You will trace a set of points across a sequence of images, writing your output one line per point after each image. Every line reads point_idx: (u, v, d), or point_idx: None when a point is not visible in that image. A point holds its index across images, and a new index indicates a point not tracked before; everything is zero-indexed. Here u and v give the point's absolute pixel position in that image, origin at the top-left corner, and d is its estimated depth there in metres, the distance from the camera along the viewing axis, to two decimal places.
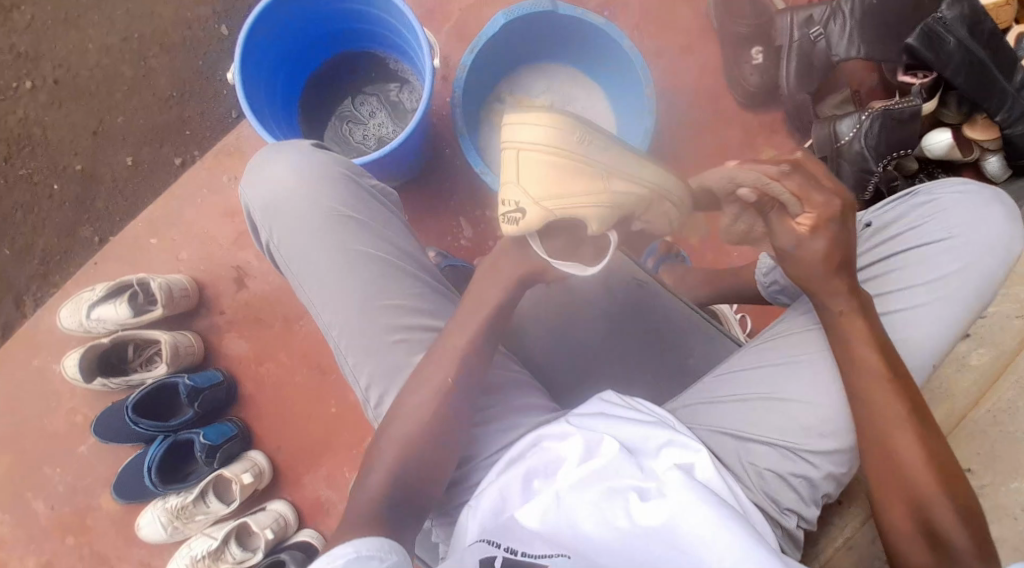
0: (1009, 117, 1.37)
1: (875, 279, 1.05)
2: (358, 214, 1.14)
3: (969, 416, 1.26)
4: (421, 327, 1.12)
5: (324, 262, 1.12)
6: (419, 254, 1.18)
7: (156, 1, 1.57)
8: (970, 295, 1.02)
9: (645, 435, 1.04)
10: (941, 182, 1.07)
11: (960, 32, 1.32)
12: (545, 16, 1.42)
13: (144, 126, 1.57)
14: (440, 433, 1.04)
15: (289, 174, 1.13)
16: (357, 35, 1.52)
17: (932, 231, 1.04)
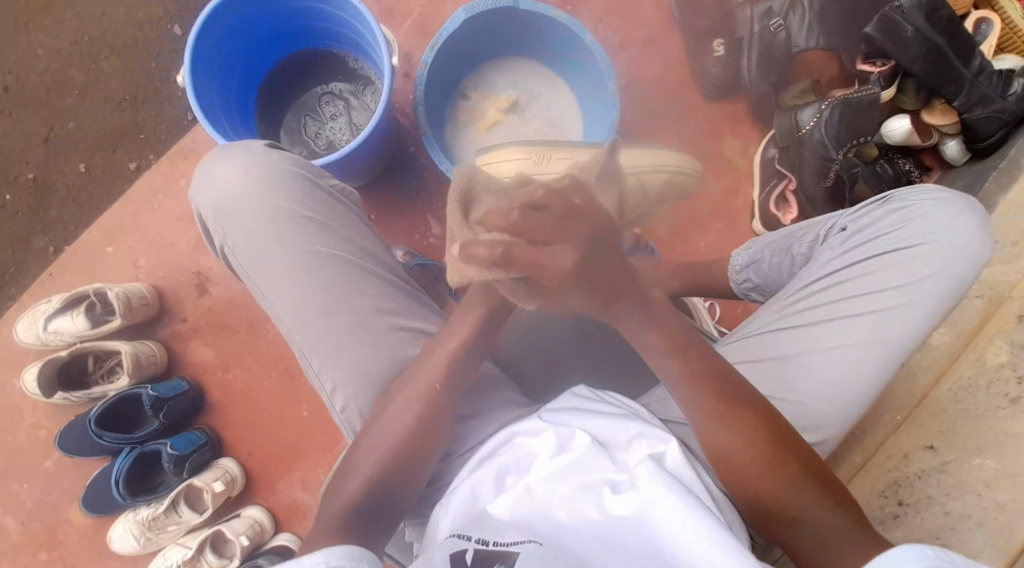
0: (966, 102, 1.38)
1: (844, 281, 1.08)
2: (313, 213, 1.12)
3: (931, 396, 1.30)
4: (388, 327, 1.11)
5: (280, 266, 1.10)
6: (380, 253, 1.16)
7: (106, 2, 1.53)
8: (939, 298, 1.05)
9: (615, 427, 1.04)
10: (914, 188, 1.10)
11: (917, 20, 1.34)
12: (506, 12, 1.41)
13: (98, 131, 1.53)
14: (419, 439, 1.04)
15: (239, 174, 1.11)
16: (315, 33, 1.49)
17: (904, 237, 1.08)
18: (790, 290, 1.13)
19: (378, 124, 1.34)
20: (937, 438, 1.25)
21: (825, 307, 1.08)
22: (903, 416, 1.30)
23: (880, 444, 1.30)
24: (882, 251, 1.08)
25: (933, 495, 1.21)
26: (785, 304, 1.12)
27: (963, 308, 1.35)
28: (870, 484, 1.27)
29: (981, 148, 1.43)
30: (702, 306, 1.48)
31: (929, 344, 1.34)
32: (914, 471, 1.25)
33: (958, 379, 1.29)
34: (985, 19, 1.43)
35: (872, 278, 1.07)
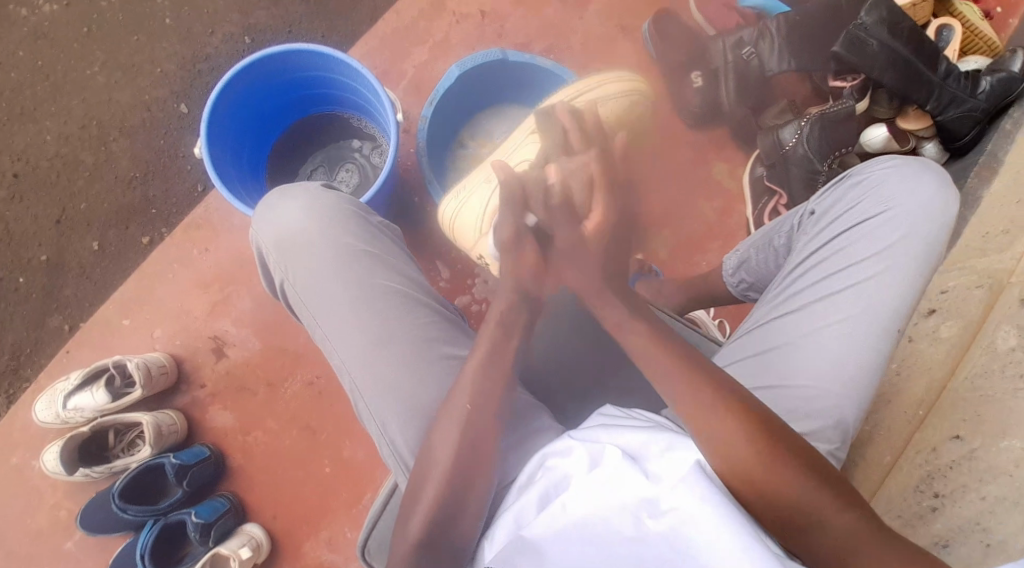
0: (939, 105, 1.47)
1: (826, 261, 1.12)
2: (371, 248, 1.17)
3: (950, 387, 1.32)
4: (440, 359, 1.12)
5: (338, 298, 1.13)
6: (429, 288, 1.20)
7: (113, 86, 1.61)
8: (916, 259, 1.09)
9: (646, 442, 0.98)
10: (869, 162, 1.16)
11: (881, 34, 1.43)
12: (497, 64, 1.49)
13: (110, 208, 1.59)
14: (473, 459, 1.03)
15: (300, 211, 1.17)
16: (318, 100, 1.56)
17: (870, 207, 1.13)
18: (779, 281, 1.17)
19: (387, 177, 1.39)
20: (962, 427, 1.28)
21: (812, 288, 1.11)
22: (924, 410, 1.33)
23: (907, 441, 1.33)
24: (853, 225, 1.13)
25: (966, 483, 1.24)
26: (776, 295, 1.16)
27: (962, 298, 1.37)
28: (903, 479, 1.30)
29: (958, 147, 1.52)
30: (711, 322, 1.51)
31: (938, 338, 1.36)
32: (944, 463, 1.27)
33: (971, 367, 1.31)
34: (946, 26, 1.52)
35: (849, 251, 1.11)
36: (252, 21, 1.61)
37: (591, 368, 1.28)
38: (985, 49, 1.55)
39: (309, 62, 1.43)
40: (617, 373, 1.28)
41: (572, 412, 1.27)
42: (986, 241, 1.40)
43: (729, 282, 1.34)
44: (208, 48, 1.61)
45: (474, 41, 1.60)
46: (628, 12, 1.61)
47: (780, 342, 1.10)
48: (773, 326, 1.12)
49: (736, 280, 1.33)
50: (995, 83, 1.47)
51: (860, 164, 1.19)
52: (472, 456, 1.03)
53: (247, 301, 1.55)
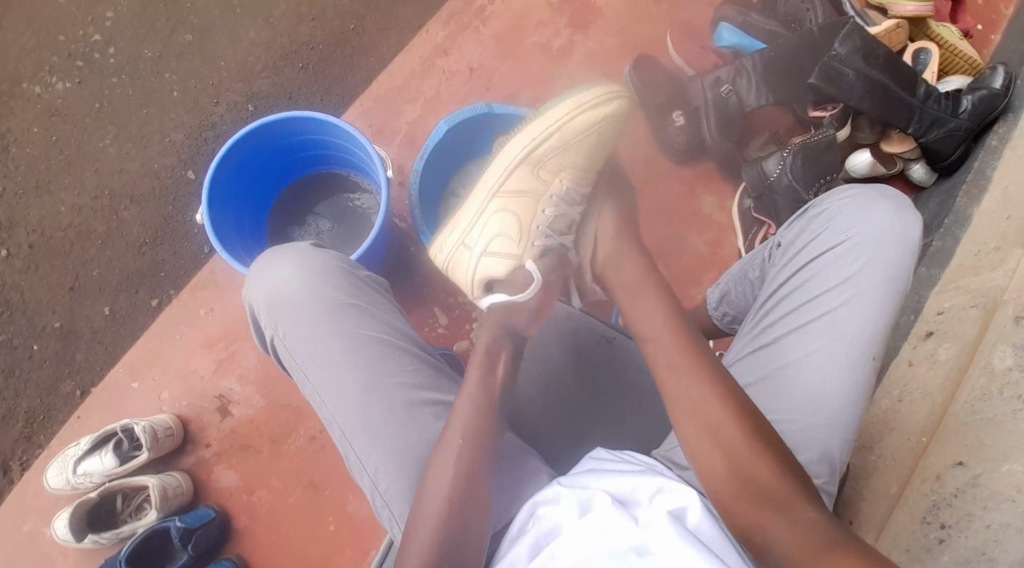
0: (920, 127, 1.49)
1: (794, 294, 1.15)
2: (356, 300, 1.17)
3: (950, 411, 1.30)
4: (426, 406, 1.13)
5: (327, 351, 1.13)
6: (414, 336, 1.20)
7: (123, 159, 1.69)
8: (886, 282, 1.11)
9: (633, 486, 1.02)
10: (829, 193, 1.20)
11: (855, 62, 1.45)
12: (483, 118, 1.54)
13: (120, 276, 1.64)
14: (465, 502, 1.03)
15: (289, 272, 1.17)
16: (314, 161, 1.63)
17: (832, 235, 1.16)
18: (754, 316, 1.20)
19: (381, 229, 1.42)
20: (965, 452, 1.26)
21: (783, 322, 1.14)
22: (927, 437, 1.31)
23: (912, 469, 1.30)
24: (817, 255, 1.16)
25: (972, 511, 1.22)
26: (752, 328, 1.19)
27: (959, 319, 1.36)
28: (909, 511, 1.26)
29: (943, 167, 1.53)
30: None
31: (937, 361, 1.35)
32: (949, 491, 1.25)
33: (971, 391, 1.29)
34: (923, 49, 1.56)
35: (815, 281, 1.14)
36: (255, 91, 1.70)
37: (581, 398, 1.27)
38: (966, 67, 1.57)
39: (304, 126, 1.49)
40: (611, 403, 1.27)
41: (565, 443, 1.25)
42: (979, 259, 1.39)
43: (714, 314, 1.37)
44: (212, 118, 1.69)
45: (462, 98, 1.66)
46: (610, 59, 1.67)
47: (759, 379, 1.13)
48: (751, 361, 1.16)
49: (720, 313, 1.36)
50: (975, 101, 1.49)
51: (824, 194, 1.23)
52: (465, 500, 1.03)
53: (251, 357, 1.58)
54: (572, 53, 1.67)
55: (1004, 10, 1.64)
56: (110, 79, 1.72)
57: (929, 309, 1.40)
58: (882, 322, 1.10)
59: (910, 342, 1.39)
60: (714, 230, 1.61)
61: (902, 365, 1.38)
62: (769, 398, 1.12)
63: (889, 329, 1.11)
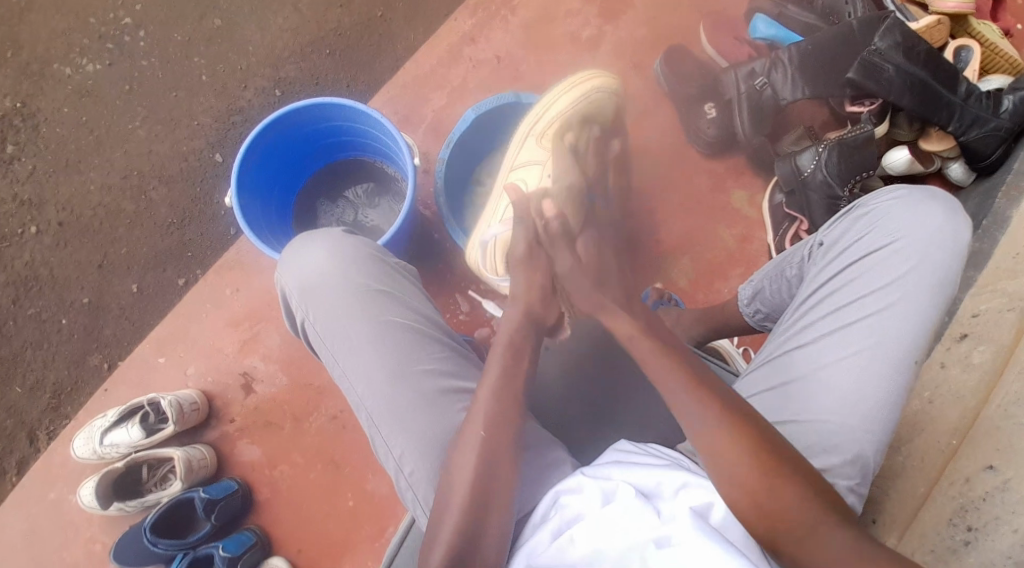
0: (960, 126, 1.46)
1: (835, 293, 1.14)
2: (387, 288, 1.18)
3: (983, 415, 1.27)
4: (454, 393, 1.13)
5: (357, 336, 1.14)
6: (442, 324, 1.20)
7: (154, 139, 1.71)
8: (930, 288, 1.10)
9: (659, 479, 1.01)
10: (875, 194, 1.19)
11: (896, 58, 1.43)
12: (510, 107, 1.54)
13: (149, 253, 1.67)
14: (495, 481, 1.03)
15: (321, 257, 1.17)
16: (341, 147, 1.63)
17: (877, 237, 1.14)
18: (790, 314, 1.19)
19: (407, 216, 1.43)
20: (995, 457, 1.22)
21: (823, 321, 1.13)
22: (957, 440, 1.27)
23: (940, 472, 1.26)
24: (862, 256, 1.14)
25: (1000, 515, 1.18)
26: (788, 326, 1.17)
27: (994, 323, 1.34)
28: (936, 512, 1.22)
29: (984, 167, 1.50)
30: (735, 352, 1.53)
31: (970, 363, 1.32)
32: (978, 494, 1.21)
33: (1005, 395, 1.26)
34: (964, 47, 1.52)
35: (858, 283, 1.13)
36: (283, 75, 1.71)
37: (601, 389, 1.26)
38: (1007, 66, 1.55)
39: (329, 113, 1.50)
40: (631, 395, 1.25)
41: (585, 433, 1.25)
42: (1014, 262, 1.37)
43: (744, 311, 1.35)
44: (241, 101, 1.71)
45: (490, 86, 1.66)
46: (639, 50, 1.66)
47: (795, 376, 1.11)
48: (786, 358, 1.13)
49: (751, 309, 1.34)
50: (1016, 102, 1.47)
51: (869, 195, 1.21)
52: (492, 484, 1.02)
53: (275, 337, 1.60)
54: (601, 44, 1.66)
55: None
56: (141, 60, 1.74)
57: (963, 312, 1.38)
58: (923, 328, 1.09)
59: (943, 344, 1.37)
60: (742, 226, 1.60)
61: (934, 366, 1.35)
62: (802, 396, 1.09)
63: (930, 336, 1.10)
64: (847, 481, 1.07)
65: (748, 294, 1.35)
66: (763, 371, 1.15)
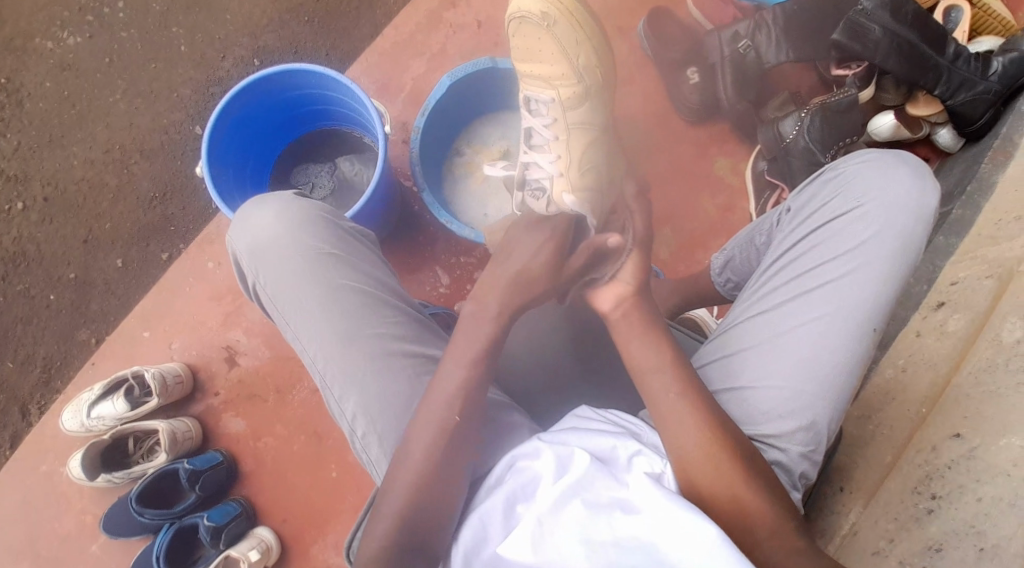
0: (948, 89, 1.42)
1: (797, 260, 1.11)
2: (339, 250, 1.16)
3: (954, 383, 1.24)
4: (406, 358, 1.12)
5: (307, 300, 1.13)
6: (396, 286, 1.19)
7: (135, 112, 1.71)
8: (892, 254, 1.07)
9: (613, 445, 1.00)
10: (845, 157, 1.14)
11: (883, 18, 1.38)
12: (488, 74, 1.52)
13: (133, 227, 1.68)
14: (448, 453, 1.02)
15: (271, 219, 1.16)
16: (316, 116, 1.63)
17: (842, 203, 1.11)
18: (755, 281, 1.17)
19: (378, 185, 1.44)
20: (962, 425, 1.19)
21: (784, 288, 1.10)
22: (926, 408, 1.25)
23: (909, 440, 1.24)
24: (828, 219, 1.11)
25: (964, 484, 1.15)
26: (752, 293, 1.15)
27: (972, 289, 1.31)
28: (902, 480, 1.21)
29: (972, 132, 1.45)
30: (714, 322, 1.53)
31: (945, 331, 1.30)
32: (943, 462, 1.18)
33: (976, 362, 1.23)
34: (954, 6, 1.47)
35: (822, 248, 1.10)
36: (261, 45, 1.68)
37: (571, 368, 1.24)
38: (998, 27, 1.48)
39: (300, 80, 1.49)
40: (598, 371, 1.25)
41: (553, 409, 1.24)
42: (997, 228, 1.33)
43: (717, 280, 1.35)
44: (220, 72, 1.69)
45: (470, 50, 1.60)
46: (623, 14, 1.61)
47: (754, 341, 1.09)
48: (745, 326, 1.11)
49: (723, 280, 1.33)
50: (1007, 64, 1.41)
51: (845, 158, 1.17)
52: (442, 461, 1.02)
53: (257, 310, 1.61)
54: None
55: None
56: (118, 34, 1.72)
57: (943, 279, 1.36)
58: (886, 291, 1.06)
59: (919, 313, 1.35)
60: (726, 194, 1.57)
61: (910, 336, 1.34)
62: (757, 363, 1.08)
63: (893, 301, 1.07)
64: (801, 448, 1.05)
65: (719, 264, 1.34)
66: (724, 339, 1.14)
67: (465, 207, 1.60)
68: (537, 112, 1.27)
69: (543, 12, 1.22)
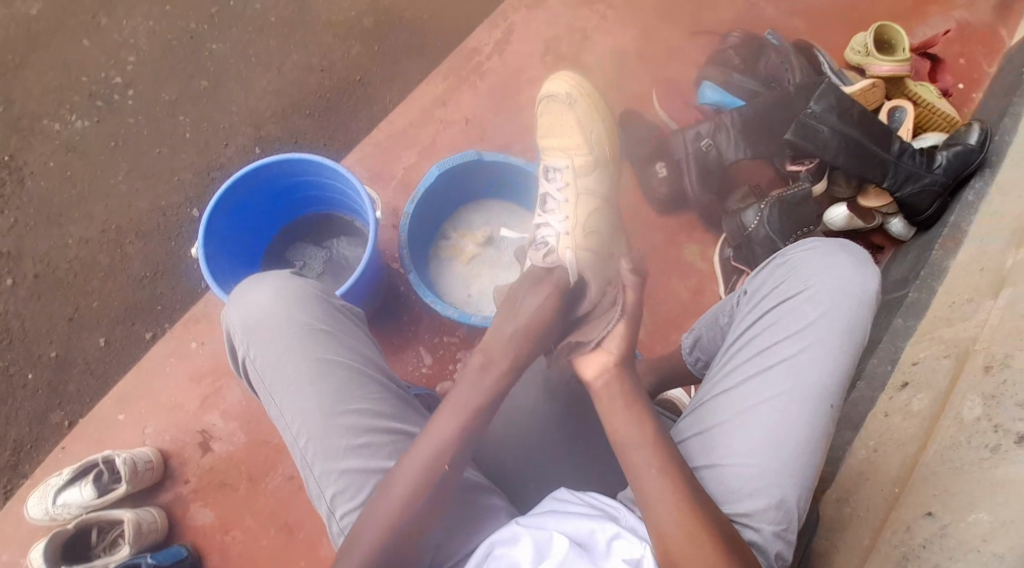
0: (895, 182, 1.54)
1: (754, 342, 1.17)
2: (330, 328, 1.17)
3: (922, 461, 1.30)
4: (388, 434, 1.14)
5: (296, 378, 1.13)
6: (384, 365, 1.21)
7: (132, 195, 1.80)
8: (841, 334, 1.13)
9: (591, 529, 1.04)
10: (792, 244, 1.22)
11: (830, 120, 1.51)
12: (476, 166, 1.62)
13: (120, 304, 1.74)
14: (409, 533, 1.05)
15: (265, 297, 1.17)
16: (309, 201, 1.68)
17: (791, 286, 1.18)
18: (717, 364, 1.22)
19: (366, 267, 1.48)
20: (934, 503, 1.24)
21: (743, 368, 1.16)
22: (899, 487, 1.31)
23: (885, 521, 1.29)
24: (779, 302, 1.18)
25: (940, 562, 1.19)
26: (715, 375, 1.21)
27: (931, 369, 1.38)
28: (881, 562, 1.25)
29: (921, 221, 1.58)
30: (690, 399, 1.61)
31: (910, 411, 1.37)
32: (918, 542, 1.22)
33: (942, 440, 1.28)
34: (897, 107, 1.61)
35: (776, 329, 1.16)
36: (263, 134, 1.83)
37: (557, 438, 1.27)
38: (943, 123, 1.62)
39: (298, 168, 1.54)
40: (583, 443, 1.27)
41: (542, 481, 1.26)
42: (952, 310, 1.42)
43: (686, 358, 1.39)
44: (220, 158, 1.82)
45: (459, 144, 1.71)
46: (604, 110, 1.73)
47: (719, 421, 1.14)
48: (709, 407, 1.17)
49: (692, 358, 1.37)
50: (950, 157, 1.53)
51: (790, 244, 1.24)
52: (403, 540, 1.05)
53: (236, 393, 1.60)
54: None
55: (987, 67, 1.71)
56: (127, 119, 1.86)
57: (906, 360, 1.44)
58: (841, 369, 1.12)
59: (886, 394, 1.43)
60: (696, 278, 1.65)
61: (879, 417, 1.42)
62: (724, 442, 1.12)
63: (845, 378, 1.13)
64: (774, 526, 1.09)
65: (688, 343, 1.39)
66: (690, 420, 1.19)
67: (449, 289, 1.68)
68: (553, 180, 1.39)
69: (568, 93, 1.44)
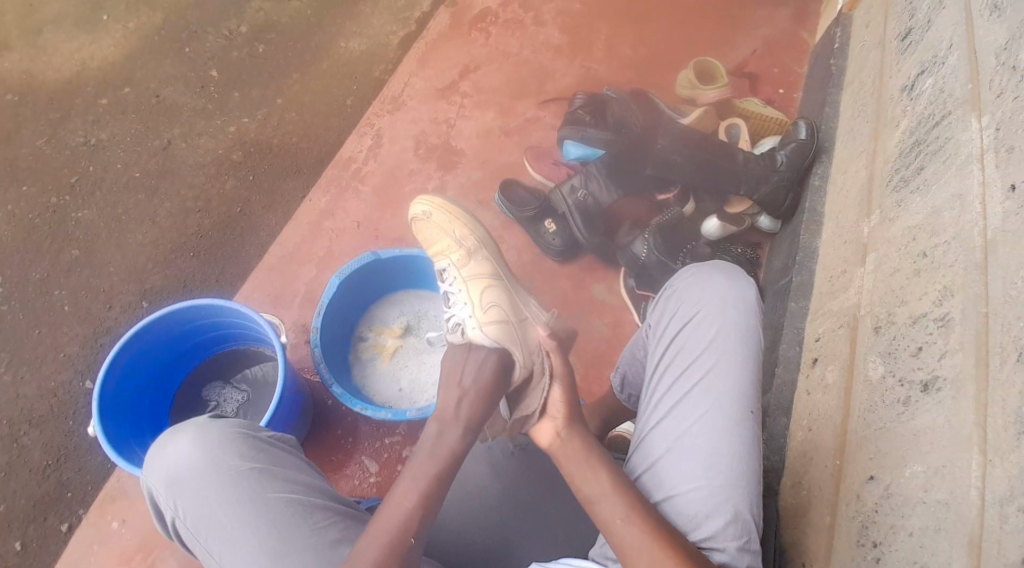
0: (751, 187, 1.75)
1: (666, 373, 1.26)
2: (259, 464, 1.18)
3: (850, 429, 1.35)
4: (337, 555, 1.13)
5: (231, 523, 1.13)
6: (323, 487, 1.21)
7: (19, 384, 1.73)
8: (739, 343, 1.23)
9: None
10: (672, 278, 1.33)
11: (680, 150, 1.71)
12: (373, 265, 1.65)
13: (26, 503, 1.63)
14: None
15: (187, 450, 1.18)
16: (210, 342, 1.66)
17: (683, 314, 1.27)
18: (642, 404, 1.30)
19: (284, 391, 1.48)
20: (872, 467, 1.28)
21: (664, 401, 1.23)
22: (839, 458, 1.35)
23: (837, 494, 1.33)
24: (677, 331, 1.27)
25: (894, 522, 1.22)
26: (643, 414, 1.28)
27: (833, 341, 1.49)
28: (846, 538, 1.28)
29: (783, 214, 1.78)
30: None
31: (826, 385, 1.46)
32: (871, 508, 1.26)
33: (861, 405, 1.35)
34: (733, 124, 1.85)
35: (682, 356, 1.25)
36: (147, 286, 1.81)
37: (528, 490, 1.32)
38: (775, 126, 1.86)
39: (190, 314, 1.53)
40: (550, 491, 1.33)
41: (524, 534, 1.29)
42: (832, 284, 1.56)
43: (620, 397, 1.46)
44: (107, 321, 1.78)
45: (355, 249, 1.78)
46: (480, 189, 1.86)
47: (659, 455, 1.21)
48: (647, 446, 1.23)
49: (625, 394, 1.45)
50: (789, 154, 1.75)
51: (673, 278, 1.35)
52: None
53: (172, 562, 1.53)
54: (447, 190, 1.85)
55: (797, 71, 2.01)
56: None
57: (810, 338, 1.57)
58: (746, 376, 1.21)
59: (804, 374, 1.54)
60: (611, 313, 1.76)
61: (803, 396, 1.51)
62: (670, 472, 1.18)
63: (755, 382, 1.22)
64: (736, 542, 1.13)
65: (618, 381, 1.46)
66: (635, 462, 1.25)
67: (377, 388, 1.67)
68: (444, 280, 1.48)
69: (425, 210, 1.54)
